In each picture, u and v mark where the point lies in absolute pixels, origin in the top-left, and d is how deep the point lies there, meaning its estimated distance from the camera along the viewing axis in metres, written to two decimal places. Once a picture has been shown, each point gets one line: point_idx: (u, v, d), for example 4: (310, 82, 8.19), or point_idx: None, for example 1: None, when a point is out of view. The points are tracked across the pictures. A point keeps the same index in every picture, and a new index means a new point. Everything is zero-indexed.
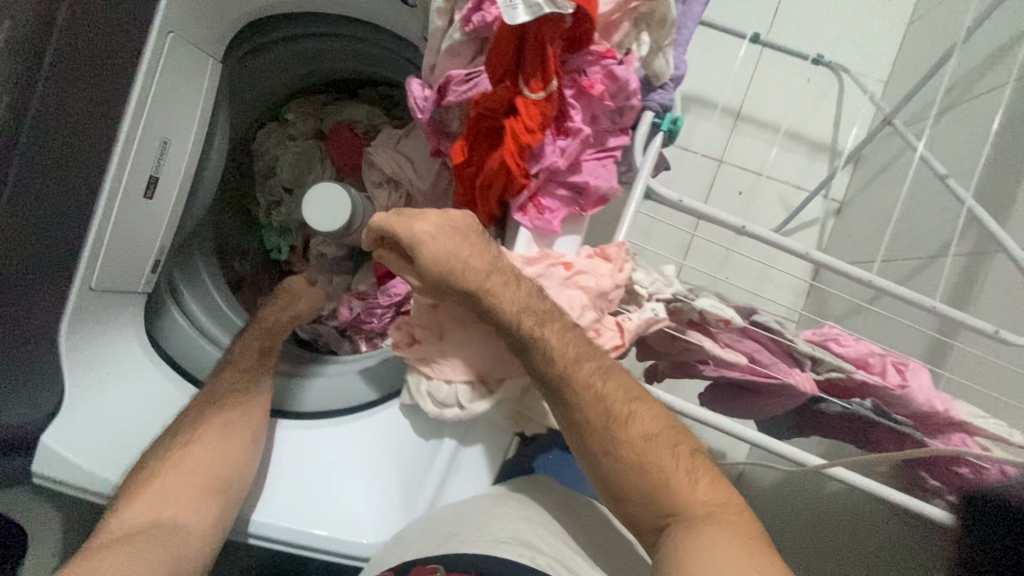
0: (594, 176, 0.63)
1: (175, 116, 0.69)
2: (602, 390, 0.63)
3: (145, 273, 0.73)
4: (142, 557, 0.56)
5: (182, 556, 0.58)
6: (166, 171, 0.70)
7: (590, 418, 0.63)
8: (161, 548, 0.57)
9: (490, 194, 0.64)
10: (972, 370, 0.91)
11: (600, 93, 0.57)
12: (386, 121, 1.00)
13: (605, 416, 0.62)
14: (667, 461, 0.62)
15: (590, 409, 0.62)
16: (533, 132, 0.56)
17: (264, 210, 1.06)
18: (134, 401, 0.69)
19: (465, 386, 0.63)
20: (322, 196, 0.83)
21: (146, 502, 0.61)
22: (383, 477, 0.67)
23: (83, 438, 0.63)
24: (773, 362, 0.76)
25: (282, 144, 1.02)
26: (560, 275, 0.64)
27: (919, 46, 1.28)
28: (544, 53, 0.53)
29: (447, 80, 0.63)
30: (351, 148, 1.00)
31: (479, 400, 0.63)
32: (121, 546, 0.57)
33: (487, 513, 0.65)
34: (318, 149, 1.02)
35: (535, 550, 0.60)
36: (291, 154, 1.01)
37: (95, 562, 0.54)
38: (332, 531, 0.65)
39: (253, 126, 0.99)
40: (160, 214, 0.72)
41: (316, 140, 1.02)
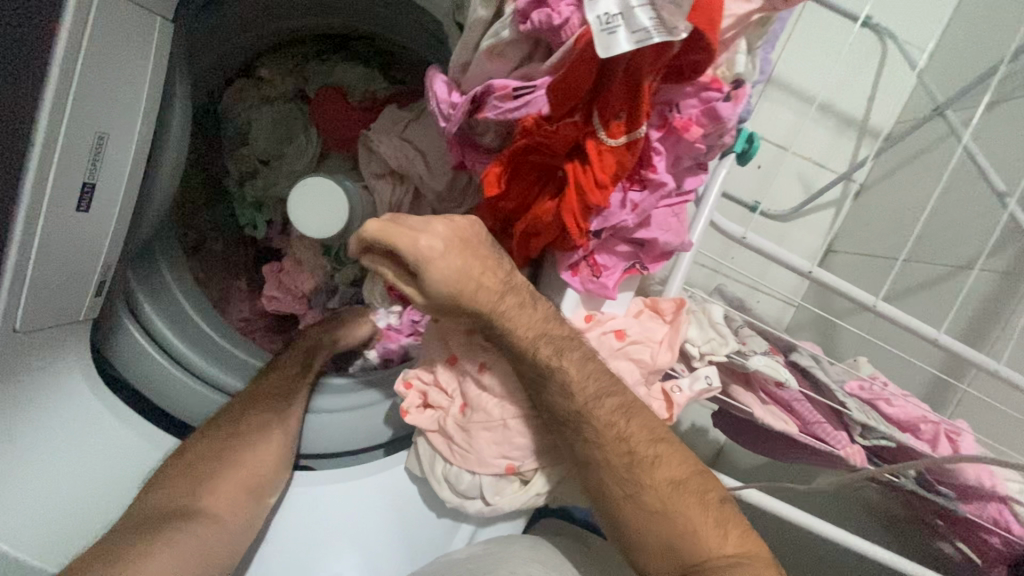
0: (664, 229, 0.49)
1: (111, 102, 0.51)
2: (625, 430, 0.52)
3: (87, 298, 0.58)
4: (176, 551, 0.56)
5: (212, 554, 0.57)
6: (106, 173, 0.54)
7: (612, 459, 0.52)
8: (194, 543, 0.57)
9: (532, 242, 0.50)
10: (980, 419, 0.83)
11: (695, 136, 0.43)
12: (387, 87, 0.81)
13: (627, 459, 0.52)
14: (692, 510, 0.52)
15: (613, 449, 0.52)
16: (605, 188, 0.42)
17: (235, 181, 0.85)
18: (94, 463, 0.57)
19: (491, 478, 0.53)
20: (316, 196, 0.66)
21: (183, 490, 0.60)
22: (379, 530, 0.60)
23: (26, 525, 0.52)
24: (821, 428, 0.69)
25: (256, 108, 0.82)
26: (610, 346, 0.54)
27: (980, 10, 1.06)
28: (636, 89, 0.39)
29: (486, 90, 0.47)
30: (343, 119, 0.81)
31: (507, 492, 0.53)
32: (155, 533, 0.56)
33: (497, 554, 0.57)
34: (300, 115, 0.83)
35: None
36: (268, 118, 0.82)
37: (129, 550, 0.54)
38: None
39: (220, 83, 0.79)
40: (101, 226, 0.56)
41: (298, 104, 0.83)
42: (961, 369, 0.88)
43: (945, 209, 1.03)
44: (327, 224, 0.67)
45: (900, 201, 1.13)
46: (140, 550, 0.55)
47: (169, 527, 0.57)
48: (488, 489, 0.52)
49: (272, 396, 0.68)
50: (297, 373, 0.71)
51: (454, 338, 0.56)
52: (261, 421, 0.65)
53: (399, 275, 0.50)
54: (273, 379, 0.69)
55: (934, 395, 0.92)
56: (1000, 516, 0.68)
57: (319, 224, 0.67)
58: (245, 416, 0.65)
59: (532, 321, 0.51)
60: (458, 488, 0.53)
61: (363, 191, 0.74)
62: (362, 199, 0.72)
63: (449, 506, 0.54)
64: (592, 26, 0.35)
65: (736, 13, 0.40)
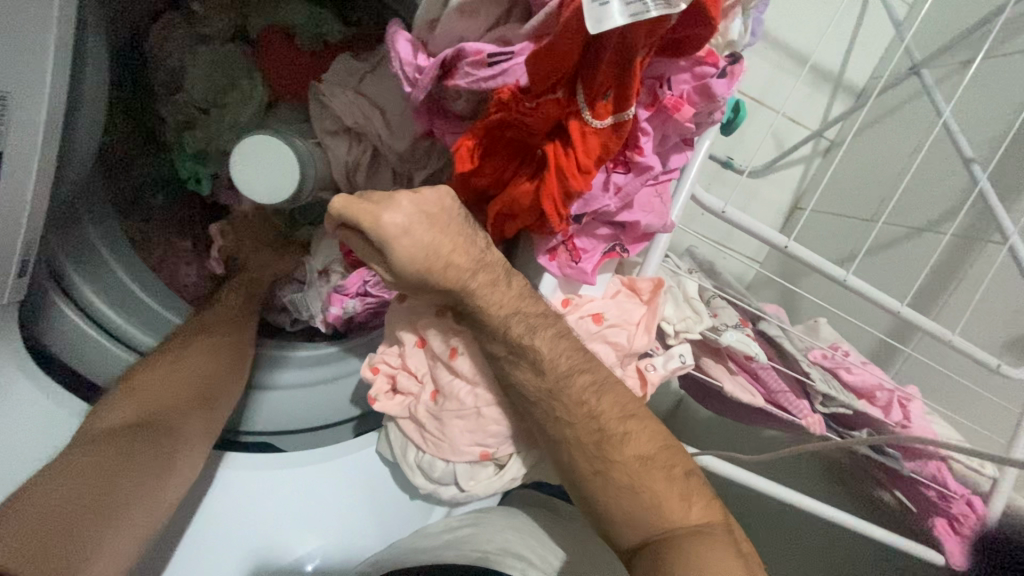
0: (647, 211, 0.47)
1: None
2: (597, 407, 0.50)
3: (8, 281, 0.51)
4: (132, 455, 0.50)
5: (172, 458, 0.52)
6: (15, 138, 0.46)
7: (582, 435, 0.50)
8: (153, 447, 0.52)
9: (509, 224, 0.47)
10: (923, 380, 0.88)
11: (686, 116, 0.40)
12: (336, 28, 0.73)
13: (598, 436, 0.50)
14: (659, 485, 0.49)
15: (583, 428, 0.50)
16: (588, 173, 0.39)
17: (173, 133, 0.77)
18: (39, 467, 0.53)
19: (466, 466, 0.52)
20: (265, 161, 0.60)
21: (133, 403, 0.56)
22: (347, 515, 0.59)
23: None
24: (786, 398, 0.70)
25: (190, 50, 0.73)
26: (587, 329, 0.52)
27: None
28: (628, 65, 0.35)
29: (457, 54, 0.42)
30: (289, 64, 0.74)
31: (480, 482, 0.53)
32: (110, 441, 0.51)
33: (470, 526, 0.58)
34: (242, 58, 0.74)
35: (528, 562, 0.53)
36: (203, 62, 0.72)
37: (82, 462, 0.48)
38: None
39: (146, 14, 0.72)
40: (17, 200, 0.49)
41: (237, 45, 0.74)
42: (909, 334, 0.92)
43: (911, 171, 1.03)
44: (271, 184, 0.61)
45: (866, 163, 1.14)
46: (83, 460, 0.49)
47: (123, 435, 0.52)
48: (462, 477, 0.52)
49: (219, 322, 0.67)
50: (224, 311, 0.69)
51: (424, 318, 0.53)
52: (207, 347, 0.63)
53: (373, 256, 0.47)
54: (217, 308, 0.69)
55: (882, 355, 0.96)
56: (938, 472, 0.70)
57: (271, 190, 0.61)
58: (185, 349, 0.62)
59: (505, 298, 0.48)
60: (430, 476, 0.53)
61: (313, 146, 0.67)
62: (313, 156, 0.65)
63: (422, 492, 0.54)
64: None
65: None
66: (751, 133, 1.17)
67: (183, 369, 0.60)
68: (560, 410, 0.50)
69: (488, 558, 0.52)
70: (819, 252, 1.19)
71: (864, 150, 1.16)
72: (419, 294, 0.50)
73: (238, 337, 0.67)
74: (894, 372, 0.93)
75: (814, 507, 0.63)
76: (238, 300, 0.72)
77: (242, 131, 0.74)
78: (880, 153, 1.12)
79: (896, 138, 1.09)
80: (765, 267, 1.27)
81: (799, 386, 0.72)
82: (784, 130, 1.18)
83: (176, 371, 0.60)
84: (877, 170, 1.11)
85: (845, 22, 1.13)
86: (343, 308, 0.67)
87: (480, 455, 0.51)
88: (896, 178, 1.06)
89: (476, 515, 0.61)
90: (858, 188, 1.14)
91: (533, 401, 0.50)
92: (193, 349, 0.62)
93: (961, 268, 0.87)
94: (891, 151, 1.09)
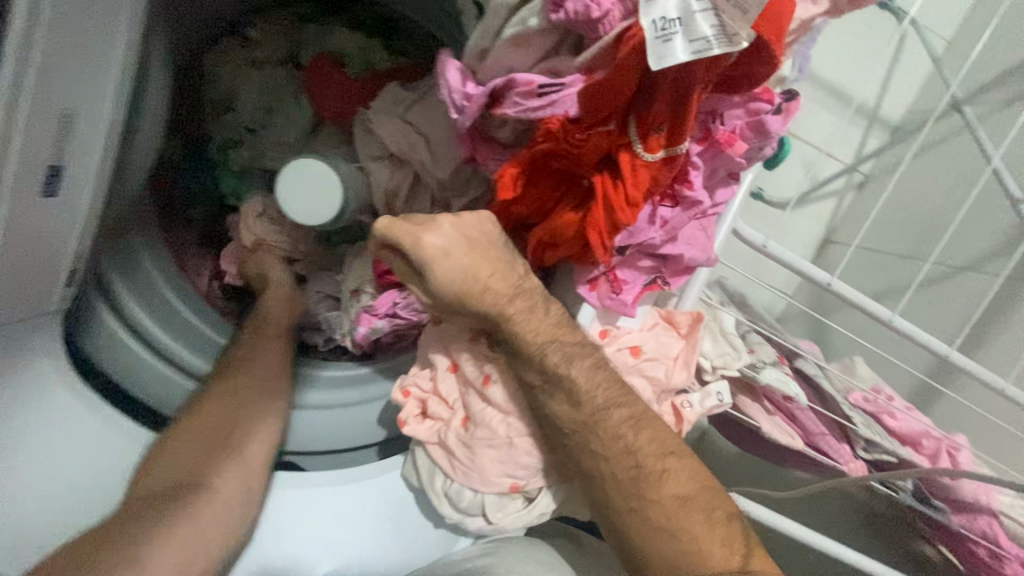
0: (691, 245, 0.46)
1: (78, 74, 0.45)
2: (634, 443, 0.48)
3: (58, 287, 0.53)
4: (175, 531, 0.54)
5: (212, 526, 0.55)
6: (75, 152, 0.48)
7: (617, 471, 0.48)
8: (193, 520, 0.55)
9: (548, 253, 0.47)
10: (967, 428, 0.84)
11: (738, 151, 0.39)
12: (384, 59, 0.74)
13: (635, 471, 0.48)
14: (699, 530, 0.48)
15: (619, 463, 0.48)
16: (635, 206, 0.39)
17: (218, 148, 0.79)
18: (71, 471, 0.54)
19: (495, 496, 0.50)
20: (307, 179, 0.62)
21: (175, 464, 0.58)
22: (373, 550, 0.58)
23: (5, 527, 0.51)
24: (824, 439, 0.68)
25: (242, 69, 0.76)
26: (624, 362, 0.50)
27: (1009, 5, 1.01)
28: (682, 100, 0.35)
29: (507, 83, 0.42)
30: (334, 92, 0.75)
31: (509, 512, 0.51)
32: (158, 510, 0.55)
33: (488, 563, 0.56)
34: (290, 80, 0.77)
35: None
36: (255, 85, 0.76)
37: (133, 532, 0.52)
38: None
39: (202, 40, 0.73)
40: (74, 211, 0.51)
41: (287, 69, 0.77)
42: (950, 374, 0.87)
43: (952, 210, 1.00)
44: (313, 208, 0.63)
45: (905, 196, 1.10)
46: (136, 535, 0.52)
47: (169, 506, 0.55)
48: (491, 507, 0.50)
49: (245, 357, 0.66)
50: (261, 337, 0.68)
51: (456, 343, 0.53)
52: (247, 384, 0.63)
53: (409, 278, 0.47)
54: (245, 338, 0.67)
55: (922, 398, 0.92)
56: (991, 531, 0.65)
57: (311, 214, 0.63)
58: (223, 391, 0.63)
59: (541, 326, 0.47)
60: (456, 505, 0.51)
61: (357, 170, 0.69)
62: (357, 180, 0.68)
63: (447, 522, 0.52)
64: (646, 30, 0.31)
65: (801, 16, 0.37)
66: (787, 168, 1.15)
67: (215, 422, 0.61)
68: (595, 446, 0.48)
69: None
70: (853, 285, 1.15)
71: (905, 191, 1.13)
72: (454, 318, 0.50)
73: (277, 369, 0.66)
74: (935, 417, 0.89)
75: (857, 560, 0.61)
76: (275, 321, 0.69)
77: (289, 150, 0.76)
78: (918, 187, 1.08)
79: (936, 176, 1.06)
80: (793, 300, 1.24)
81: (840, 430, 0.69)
82: (820, 165, 1.16)
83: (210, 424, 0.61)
84: (914, 208, 1.08)
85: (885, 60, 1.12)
86: (371, 328, 0.66)
87: (510, 486, 0.50)
88: (937, 214, 1.02)
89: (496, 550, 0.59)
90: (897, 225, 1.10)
91: (563, 433, 0.49)
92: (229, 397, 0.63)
93: (1009, 313, 0.83)
94: (931, 188, 1.06)
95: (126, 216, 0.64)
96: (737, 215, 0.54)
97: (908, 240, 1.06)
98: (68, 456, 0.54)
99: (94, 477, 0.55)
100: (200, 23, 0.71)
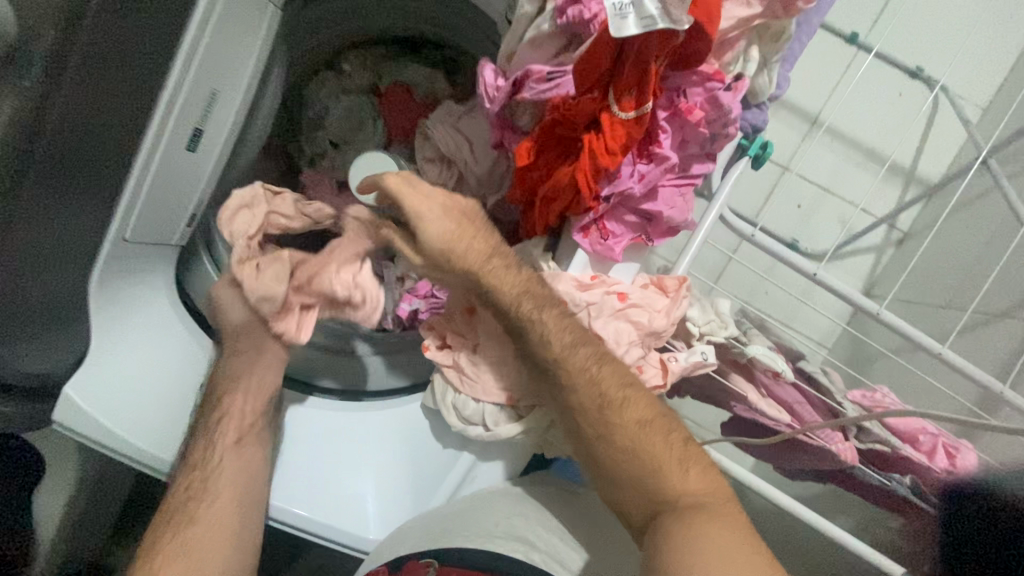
0: (670, 206, 0.56)
1: (228, 66, 0.63)
2: (598, 375, 0.57)
3: (180, 227, 0.70)
4: None
5: None
6: (212, 123, 0.66)
7: (584, 399, 0.58)
8: None
9: (551, 208, 0.59)
10: None
11: (698, 119, 0.51)
12: (446, 89, 0.91)
13: (599, 400, 0.57)
14: (658, 448, 0.57)
15: (587, 394, 0.57)
16: (613, 154, 0.51)
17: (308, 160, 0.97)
18: (161, 359, 0.67)
19: (493, 407, 0.61)
20: (370, 168, 0.78)
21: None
22: (390, 475, 0.67)
23: (108, 393, 0.62)
24: (812, 420, 0.73)
25: (333, 96, 0.93)
26: (612, 307, 0.58)
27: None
28: (645, 69, 0.47)
29: (525, 74, 0.56)
30: (404, 114, 0.93)
31: (505, 423, 0.61)
32: None
33: (480, 510, 0.63)
34: (369, 107, 0.94)
35: (531, 546, 0.59)
36: (342, 107, 0.93)
37: None
38: (334, 515, 0.64)
39: (307, 72, 0.91)
40: (203, 165, 0.68)
41: (369, 97, 0.94)
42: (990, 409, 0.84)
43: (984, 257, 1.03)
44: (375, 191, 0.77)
45: (937, 252, 1.16)
46: None
47: None
48: (490, 419, 0.61)
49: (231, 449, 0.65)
50: (226, 450, 0.65)
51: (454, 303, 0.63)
52: (234, 472, 0.64)
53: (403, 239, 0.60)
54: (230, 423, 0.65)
55: None
56: None
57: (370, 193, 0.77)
58: (195, 492, 0.63)
59: (512, 280, 0.57)
60: (463, 417, 0.62)
61: (414, 170, 0.85)
62: (411, 176, 0.82)
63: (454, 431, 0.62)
64: (607, 12, 0.44)
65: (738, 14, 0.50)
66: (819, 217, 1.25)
67: (208, 525, 0.62)
68: (567, 378, 0.57)
69: (495, 544, 0.57)
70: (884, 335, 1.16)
71: (943, 244, 1.16)
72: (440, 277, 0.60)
73: (246, 478, 0.64)
74: None
75: (829, 529, 0.67)
76: (241, 424, 0.66)
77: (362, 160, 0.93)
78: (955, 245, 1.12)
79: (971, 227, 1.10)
80: (833, 352, 1.26)
81: (830, 413, 0.75)
82: (854, 218, 1.25)
83: (204, 525, 0.62)
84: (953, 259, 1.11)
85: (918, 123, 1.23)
86: (411, 306, 0.76)
87: (506, 400, 0.61)
88: (974, 265, 1.05)
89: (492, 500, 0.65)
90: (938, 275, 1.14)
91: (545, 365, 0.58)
92: (202, 510, 0.62)
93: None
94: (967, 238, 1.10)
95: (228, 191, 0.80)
96: (725, 199, 0.67)
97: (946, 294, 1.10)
98: (159, 350, 0.67)
99: (176, 369, 0.68)
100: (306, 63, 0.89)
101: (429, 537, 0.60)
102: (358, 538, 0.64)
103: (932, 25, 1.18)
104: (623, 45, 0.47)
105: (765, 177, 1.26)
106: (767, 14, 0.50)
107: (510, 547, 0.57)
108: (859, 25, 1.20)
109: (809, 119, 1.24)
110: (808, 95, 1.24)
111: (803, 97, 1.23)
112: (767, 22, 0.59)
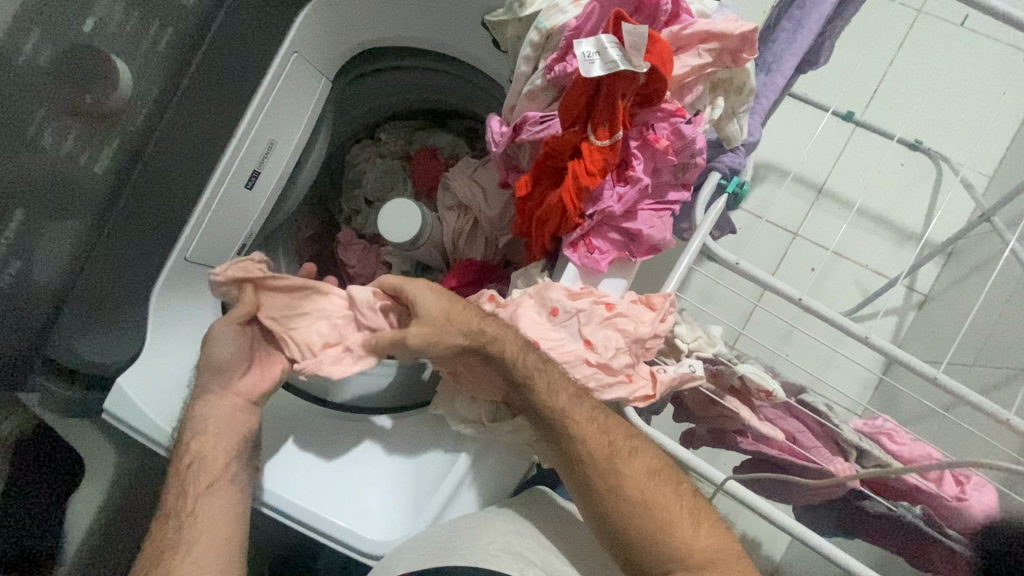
0: (649, 225, 0.66)
1: (285, 119, 0.77)
2: (606, 424, 0.67)
3: (232, 253, 0.82)
4: None
5: None
6: (270, 165, 0.78)
7: (593, 449, 0.66)
8: None
9: (546, 228, 0.70)
10: None
11: (664, 147, 0.64)
12: (468, 152, 1.03)
13: (608, 449, 0.66)
14: (668, 499, 0.67)
15: (595, 443, 0.66)
16: (593, 175, 0.64)
17: (345, 217, 1.07)
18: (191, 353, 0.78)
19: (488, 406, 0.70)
20: (397, 213, 0.85)
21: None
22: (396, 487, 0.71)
23: (145, 383, 0.72)
24: (814, 446, 0.72)
25: (371, 160, 1.04)
26: (600, 315, 0.64)
27: None
28: (615, 106, 0.63)
29: (523, 120, 0.70)
30: (430, 173, 1.03)
31: (501, 420, 0.70)
32: None
33: (478, 527, 0.62)
34: (402, 169, 1.04)
35: (528, 563, 0.59)
36: (378, 169, 1.03)
37: None
38: (347, 524, 0.67)
39: (349, 142, 1.03)
40: (256, 204, 0.80)
41: (401, 161, 1.05)
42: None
43: (1007, 313, 1.03)
44: (400, 230, 0.85)
45: (956, 312, 1.17)
46: None
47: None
48: (487, 416, 0.70)
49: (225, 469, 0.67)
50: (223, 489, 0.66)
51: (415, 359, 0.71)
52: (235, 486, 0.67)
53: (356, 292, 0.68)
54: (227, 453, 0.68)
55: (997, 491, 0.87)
56: None
57: (392, 231, 0.85)
58: (190, 535, 0.65)
59: None
60: (462, 418, 0.71)
61: (435, 217, 0.94)
62: (433, 222, 0.91)
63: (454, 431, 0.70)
64: (579, 60, 0.61)
65: (693, 64, 0.65)
66: (834, 280, 1.30)
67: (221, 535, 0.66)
68: (572, 426, 0.65)
69: (489, 560, 0.57)
70: (916, 396, 1.13)
71: (961, 303, 1.18)
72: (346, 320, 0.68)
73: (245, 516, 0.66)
74: None
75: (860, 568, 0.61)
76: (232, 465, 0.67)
77: None
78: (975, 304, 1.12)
79: (986, 283, 1.12)
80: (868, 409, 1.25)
81: (832, 442, 0.73)
82: (869, 278, 1.29)
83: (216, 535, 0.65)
84: (975, 315, 1.11)
85: (922, 192, 1.31)
86: None
87: (501, 398, 0.71)
88: (999, 321, 1.04)
89: (487, 519, 0.65)
90: (958, 331, 1.13)
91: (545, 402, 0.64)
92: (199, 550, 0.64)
93: None
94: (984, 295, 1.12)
95: (271, 233, 0.93)
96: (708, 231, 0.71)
97: (972, 352, 1.07)
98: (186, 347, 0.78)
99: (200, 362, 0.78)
100: (349, 133, 1.01)
101: (427, 553, 0.60)
102: (369, 546, 0.67)
103: (921, 106, 1.32)
104: (597, 85, 0.63)
105: (775, 236, 1.33)
106: (719, 64, 0.66)
107: (504, 564, 0.57)
108: (854, 105, 1.33)
109: (815, 188, 1.34)
110: (812, 166, 1.34)
111: (807, 169, 1.34)
112: (731, 76, 0.69)
